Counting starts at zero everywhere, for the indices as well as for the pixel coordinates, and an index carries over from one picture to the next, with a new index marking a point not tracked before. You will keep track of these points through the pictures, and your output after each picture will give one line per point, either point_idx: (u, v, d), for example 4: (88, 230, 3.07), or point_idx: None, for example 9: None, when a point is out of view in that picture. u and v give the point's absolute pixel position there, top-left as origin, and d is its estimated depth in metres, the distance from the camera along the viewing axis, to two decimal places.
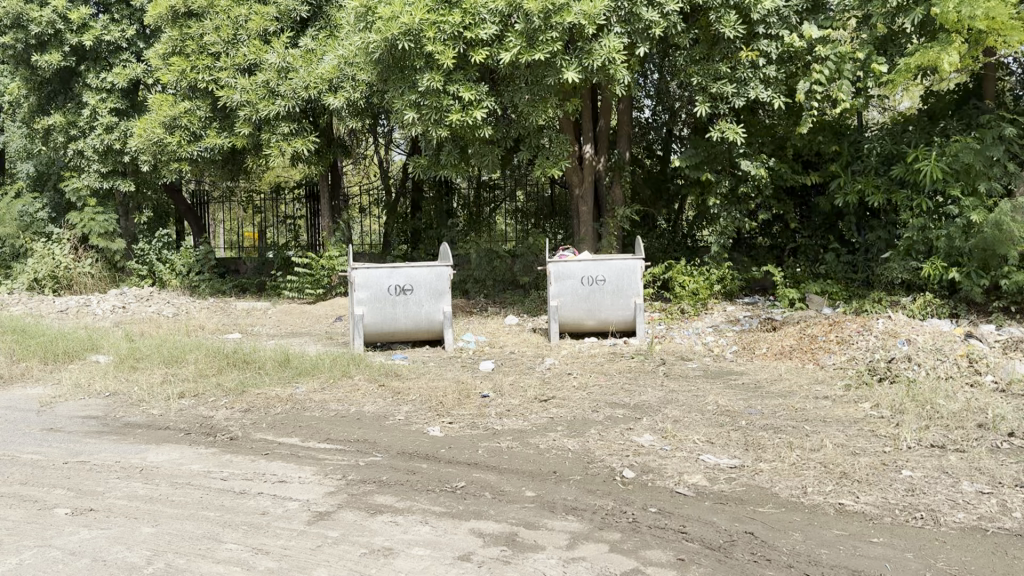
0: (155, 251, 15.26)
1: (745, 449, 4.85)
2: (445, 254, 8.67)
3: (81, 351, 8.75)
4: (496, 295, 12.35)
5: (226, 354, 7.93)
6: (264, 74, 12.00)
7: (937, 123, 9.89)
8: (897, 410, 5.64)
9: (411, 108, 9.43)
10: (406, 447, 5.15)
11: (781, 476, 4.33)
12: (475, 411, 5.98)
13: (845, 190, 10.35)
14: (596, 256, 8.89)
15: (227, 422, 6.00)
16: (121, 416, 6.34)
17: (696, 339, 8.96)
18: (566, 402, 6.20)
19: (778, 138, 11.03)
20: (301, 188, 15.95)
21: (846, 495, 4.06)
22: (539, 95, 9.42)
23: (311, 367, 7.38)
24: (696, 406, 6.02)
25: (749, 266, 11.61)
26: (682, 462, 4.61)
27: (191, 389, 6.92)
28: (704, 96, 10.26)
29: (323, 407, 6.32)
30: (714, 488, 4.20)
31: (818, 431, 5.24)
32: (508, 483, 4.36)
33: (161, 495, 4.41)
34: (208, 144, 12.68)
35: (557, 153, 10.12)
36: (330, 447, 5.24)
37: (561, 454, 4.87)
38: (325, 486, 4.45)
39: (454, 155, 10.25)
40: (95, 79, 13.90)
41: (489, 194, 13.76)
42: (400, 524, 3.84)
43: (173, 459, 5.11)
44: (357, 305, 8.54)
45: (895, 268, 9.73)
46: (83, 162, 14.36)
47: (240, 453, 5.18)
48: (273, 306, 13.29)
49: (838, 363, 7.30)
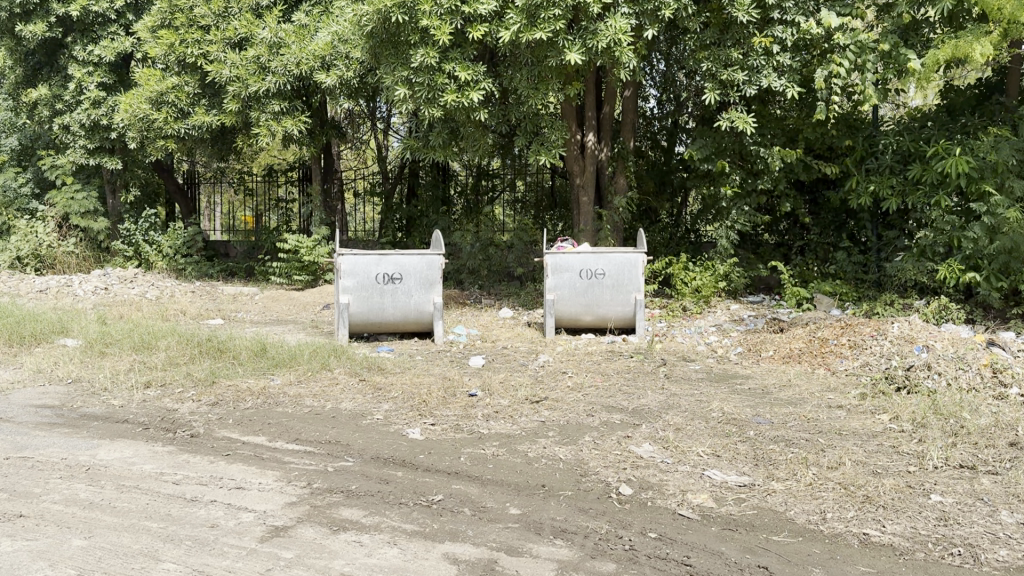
0: (142, 231, 14.74)
1: (756, 465, 4.39)
2: (437, 242, 8.22)
3: (48, 333, 8.28)
4: (491, 287, 11.88)
5: (200, 342, 7.46)
6: (254, 49, 11.50)
7: (957, 119, 9.51)
8: (918, 423, 5.19)
9: (402, 84, 8.97)
10: (382, 450, 4.68)
11: (797, 499, 3.86)
12: (461, 411, 5.50)
13: (859, 190, 9.87)
14: (597, 248, 8.42)
15: (191, 417, 5.54)
16: (78, 407, 5.86)
17: (698, 339, 8.50)
18: (560, 404, 5.73)
19: (789, 131, 10.54)
20: (294, 172, 15.39)
21: (870, 524, 3.59)
22: (540, 76, 8.97)
23: (287, 358, 6.90)
24: (700, 413, 5.56)
25: (754, 263, 11.17)
26: (685, 479, 4.14)
27: (159, 377, 6.47)
28: (713, 83, 9.77)
29: (297, 403, 5.86)
30: (720, 510, 3.73)
31: (835, 445, 4.80)
32: (491, 499, 3.89)
33: (103, 501, 3.94)
34: (196, 122, 12.17)
35: (554, 141, 9.55)
36: (298, 448, 4.78)
37: (552, 464, 4.40)
38: (286, 495, 3.99)
39: (444, 137, 9.74)
40: (81, 51, 13.38)
41: (489, 183, 13.23)
42: (365, 545, 3.37)
43: (124, 458, 4.65)
44: (341, 293, 8.07)
45: (909, 270, 9.29)
46: (69, 138, 13.86)
47: (198, 453, 4.71)
48: (260, 291, 12.83)
49: (851, 369, 6.85)
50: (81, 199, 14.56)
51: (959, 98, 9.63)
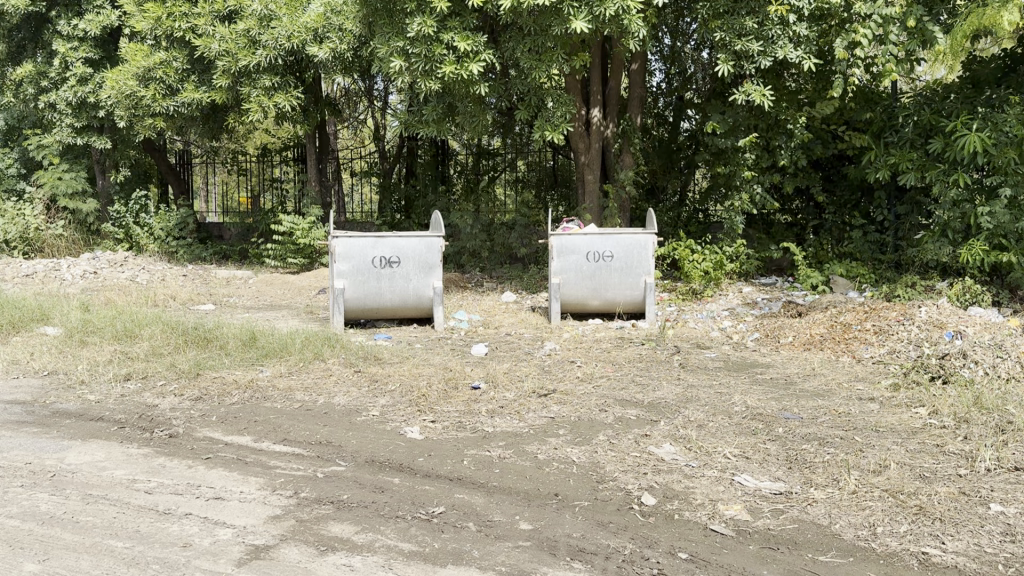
0: (132, 213, 14.19)
1: (789, 468, 3.98)
2: (437, 224, 7.78)
3: (27, 322, 7.84)
4: (492, 270, 11.44)
5: (186, 330, 7.02)
6: (244, 22, 11.04)
7: (982, 91, 9.00)
8: (962, 419, 4.75)
9: (398, 56, 8.50)
10: (377, 453, 4.26)
11: (841, 509, 3.45)
12: (463, 407, 5.08)
13: (877, 164, 9.40)
14: (604, 230, 7.98)
15: (172, 414, 5.11)
16: (51, 403, 5.44)
17: (712, 324, 8.06)
18: (570, 399, 5.31)
19: (803, 104, 10.09)
20: (289, 151, 14.89)
21: (928, 540, 3.19)
22: (543, 46, 8.50)
23: (278, 348, 6.47)
24: (722, 407, 5.14)
25: (766, 244, 10.72)
26: (714, 486, 3.72)
27: (139, 369, 6.05)
28: (725, 54, 9.25)
29: (287, 397, 5.44)
30: (757, 524, 3.32)
31: (873, 444, 4.38)
32: (499, 511, 3.48)
33: (65, 514, 3.53)
34: (185, 99, 11.69)
35: (559, 116, 9.07)
36: (286, 450, 4.36)
37: (565, 469, 3.98)
38: (270, 506, 3.57)
39: (439, 112, 9.29)
40: (66, 26, 12.90)
41: (489, 162, 12.67)
42: (355, 570, 2.96)
43: (94, 462, 4.23)
44: (336, 278, 7.63)
45: (930, 250, 8.86)
46: (56, 116, 13.40)
47: (176, 457, 4.29)
48: (255, 275, 12.38)
49: (878, 358, 6.44)
50: (69, 179, 14.22)
51: (983, 69, 9.09)
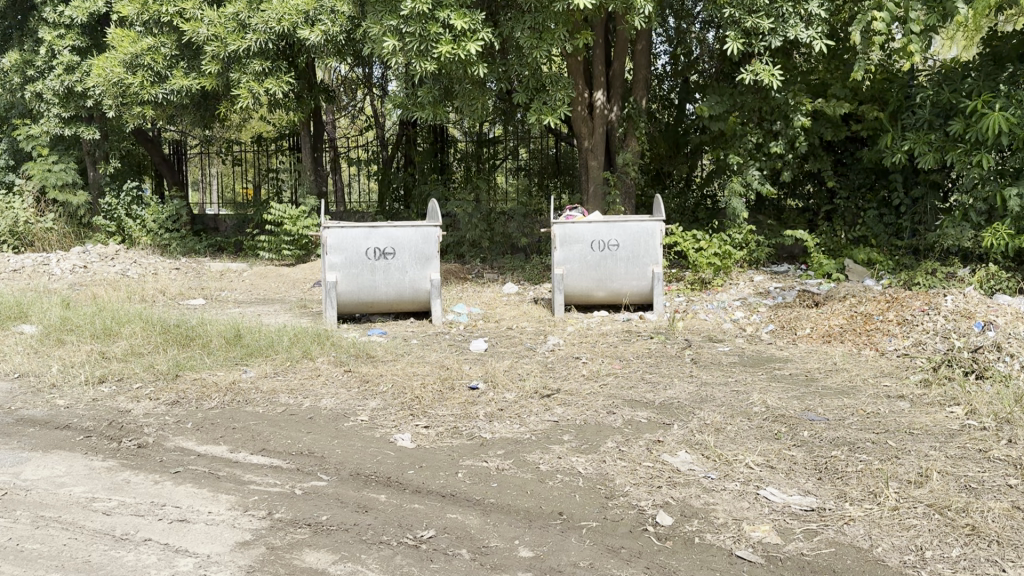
0: (124, 205, 13.74)
1: (820, 479, 3.58)
2: (433, 212, 7.36)
3: (3, 321, 7.43)
4: (493, 260, 11.04)
5: (166, 328, 6.61)
6: (233, 6, 10.63)
7: (1004, 68, 8.43)
8: (1004, 420, 4.34)
9: (392, 36, 8.08)
10: (364, 465, 3.87)
11: (883, 530, 3.06)
12: (459, 410, 4.69)
13: (894, 147, 8.92)
14: (609, 216, 7.55)
15: (144, 420, 4.72)
16: (17, 409, 5.04)
17: (723, 316, 7.63)
18: (574, 399, 4.91)
19: (815, 84, 9.67)
20: (285, 140, 14.47)
21: (986, 567, 2.80)
22: (543, 23, 8.09)
23: (263, 346, 6.07)
24: (739, 408, 4.73)
25: (777, 230, 10.28)
26: (738, 502, 3.32)
27: (115, 370, 5.66)
28: (735, 31, 8.76)
29: (270, 400, 5.05)
30: (789, 550, 2.94)
31: (910, 449, 3.98)
32: (496, 534, 3.09)
33: (9, 542, 3.14)
34: (174, 85, 11.24)
35: (560, 98, 8.61)
36: (263, 462, 3.97)
37: (570, 483, 3.58)
38: (239, 531, 3.18)
39: (434, 94, 8.88)
40: (52, 13, 12.44)
41: (490, 150, 12.25)
42: None
43: (51, 478, 3.83)
44: (329, 271, 7.25)
45: (950, 234, 8.42)
46: (43, 107, 12.96)
47: (143, 471, 3.90)
48: (249, 268, 11.98)
49: (902, 351, 6.03)
50: (58, 171, 13.74)
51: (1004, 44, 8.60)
